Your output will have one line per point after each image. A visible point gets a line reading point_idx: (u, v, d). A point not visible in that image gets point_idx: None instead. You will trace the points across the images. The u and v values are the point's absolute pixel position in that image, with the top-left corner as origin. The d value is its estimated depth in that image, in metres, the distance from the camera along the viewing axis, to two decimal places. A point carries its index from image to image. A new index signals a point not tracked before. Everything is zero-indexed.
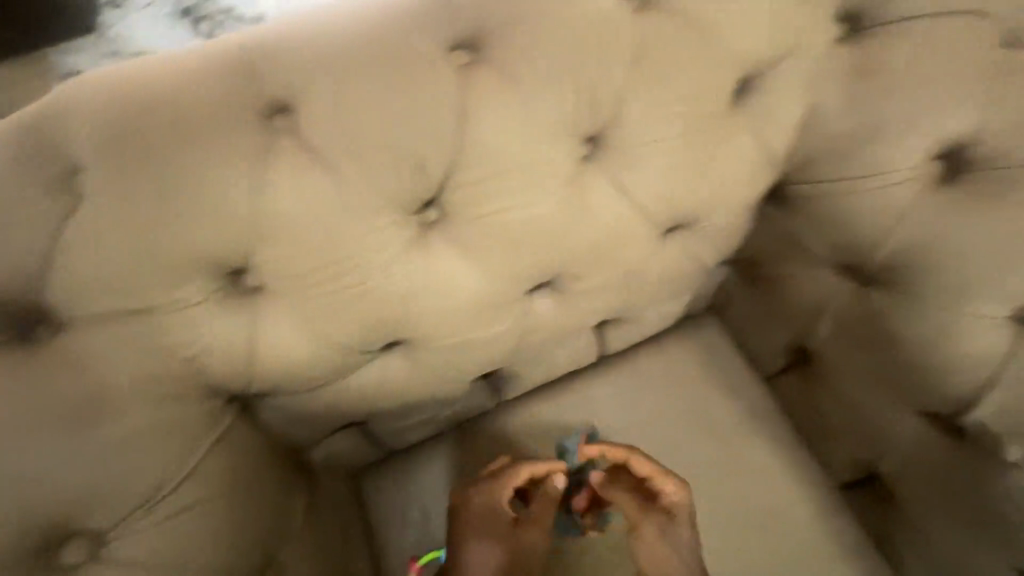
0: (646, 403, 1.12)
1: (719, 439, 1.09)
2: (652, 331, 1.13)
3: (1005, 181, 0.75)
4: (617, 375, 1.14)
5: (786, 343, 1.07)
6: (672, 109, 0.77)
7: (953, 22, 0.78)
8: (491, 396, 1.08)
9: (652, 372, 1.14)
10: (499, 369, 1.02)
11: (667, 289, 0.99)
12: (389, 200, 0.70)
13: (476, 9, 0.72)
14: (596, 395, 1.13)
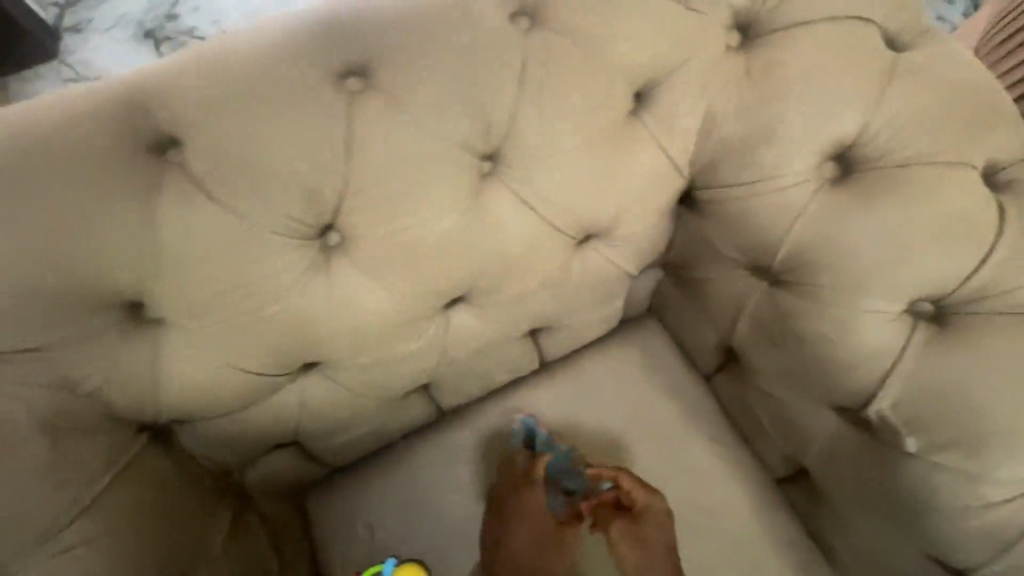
0: (583, 407, 1.14)
1: (655, 439, 1.12)
2: (590, 337, 1.15)
3: (888, 179, 0.78)
4: (555, 381, 1.16)
5: (715, 342, 1.09)
6: (567, 124, 0.79)
7: (835, 29, 0.81)
8: (429, 409, 1.09)
9: (590, 377, 1.16)
10: (431, 383, 1.03)
11: (590, 296, 1.01)
12: (288, 226, 0.72)
13: (364, 36, 0.74)
14: (535, 402, 1.15)
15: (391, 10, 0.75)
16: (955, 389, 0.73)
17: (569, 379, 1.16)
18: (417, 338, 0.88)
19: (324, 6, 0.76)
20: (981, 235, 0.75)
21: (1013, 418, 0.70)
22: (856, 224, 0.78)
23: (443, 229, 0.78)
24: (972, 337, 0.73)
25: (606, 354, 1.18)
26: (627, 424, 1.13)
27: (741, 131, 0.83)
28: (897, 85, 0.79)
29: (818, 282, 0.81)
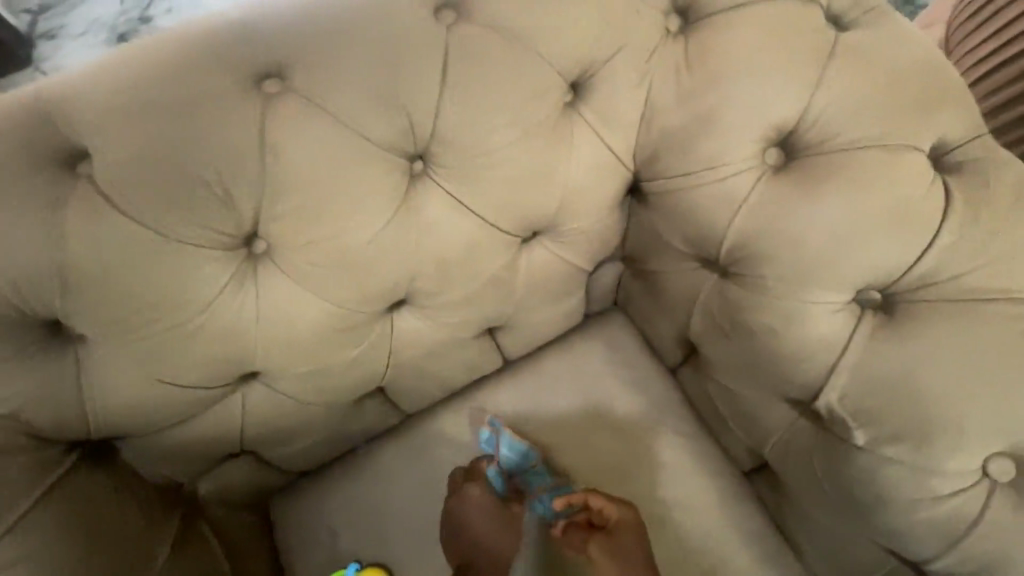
0: (546, 406, 1.12)
1: (620, 436, 1.09)
2: (551, 334, 1.13)
3: (831, 165, 0.75)
4: (518, 380, 1.14)
5: (676, 336, 1.07)
6: (498, 119, 0.77)
7: (774, 10, 0.78)
8: (388, 413, 1.07)
9: (552, 375, 1.14)
10: (385, 387, 1.01)
11: (543, 293, 0.99)
12: (209, 237, 0.70)
13: (280, 37, 0.72)
14: (497, 401, 1.13)
15: (310, 9, 0.73)
16: (901, 380, 0.71)
17: (530, 379, 1.14)
18: (361, 343, 0.86)
19: (243, 8, 0.74)
20: (926, 219, 0.72)
21: (959, 407, 0.69)
22: (800, 212, 0.76)
23: (375, 232, 0.76)
24: (918, 325, 0.71)
25: (569, 351, 1.16)
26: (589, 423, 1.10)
27: (683, 119, 0.81)
28: (839, 64, 0.76)
29: (764, 274, 0.79)
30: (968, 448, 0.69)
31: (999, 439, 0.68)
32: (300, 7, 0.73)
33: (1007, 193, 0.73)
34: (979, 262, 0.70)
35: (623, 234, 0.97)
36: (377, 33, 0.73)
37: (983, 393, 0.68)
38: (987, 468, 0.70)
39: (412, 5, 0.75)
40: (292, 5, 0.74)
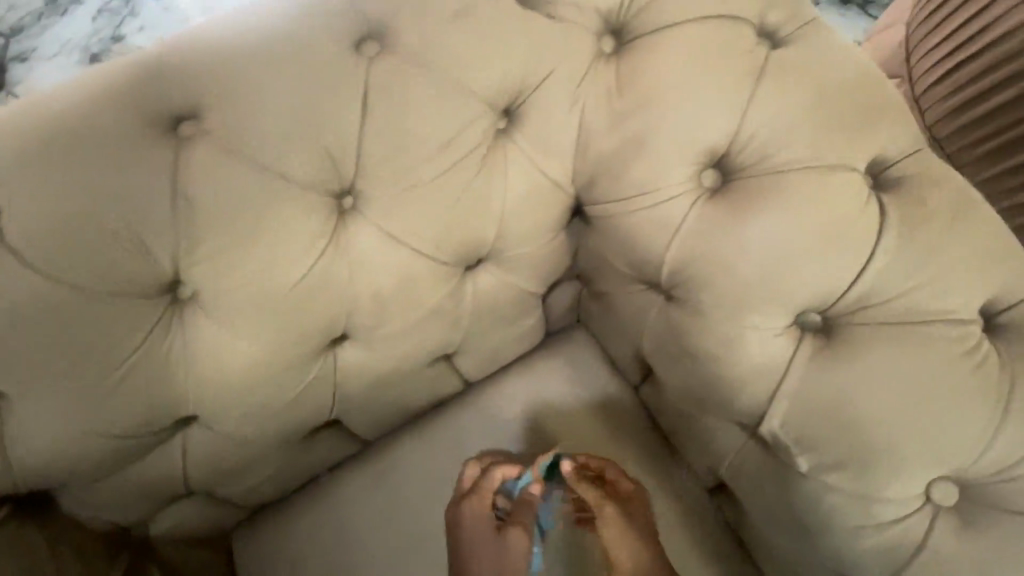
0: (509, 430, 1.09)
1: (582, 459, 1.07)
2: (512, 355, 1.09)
3: (762, 188, 0.74)
4: (478, 403, 1.10)
5: (634, 355, 1.04)
6: (424, 152, 0.75)
7: (703, 30, 0.77)
8: (344, 444, 1.05)
9: (511, 397, 1.11)
10: (338, 420, 0.99)
11: (493, 319, 0.97)
12: (128, 285, 0.68)
13: (194, 78, 0.70)
14: (458, 425, 1.09)
15: (227, 46, 0.71)
16: (840, 405, 0.70)
17: (491, 404, 1.11)
18: (301, 380, 0.84)
19: (159, 46, 0.73)
20: (859, 241, 0.71)
21: (897, 432, 0.68)
22: (738, 235, 0.74)
23: (304, 271, 0.75)
24: (856, 349, 0.70)
25: (529, 372, 1.13)
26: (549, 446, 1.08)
27: (617, 143, 0.79)
28: (771, 83, 0.75)
29: (703, 299, 0.77)
30: (908, 473, 0.68)
31: (940, 464, 0.67)
32: (216, 43, 0.72)
33: (943, 212, 0.72)
34: (914, 284, 0.69)
35: (573, 252, 0.95)
36: (296, 69, 0.71)
37: (921, 418, 0.67)
38: (930, 493, 0.69)
39: (332, 37, 0.73)
40: (209, 41, 0.72)
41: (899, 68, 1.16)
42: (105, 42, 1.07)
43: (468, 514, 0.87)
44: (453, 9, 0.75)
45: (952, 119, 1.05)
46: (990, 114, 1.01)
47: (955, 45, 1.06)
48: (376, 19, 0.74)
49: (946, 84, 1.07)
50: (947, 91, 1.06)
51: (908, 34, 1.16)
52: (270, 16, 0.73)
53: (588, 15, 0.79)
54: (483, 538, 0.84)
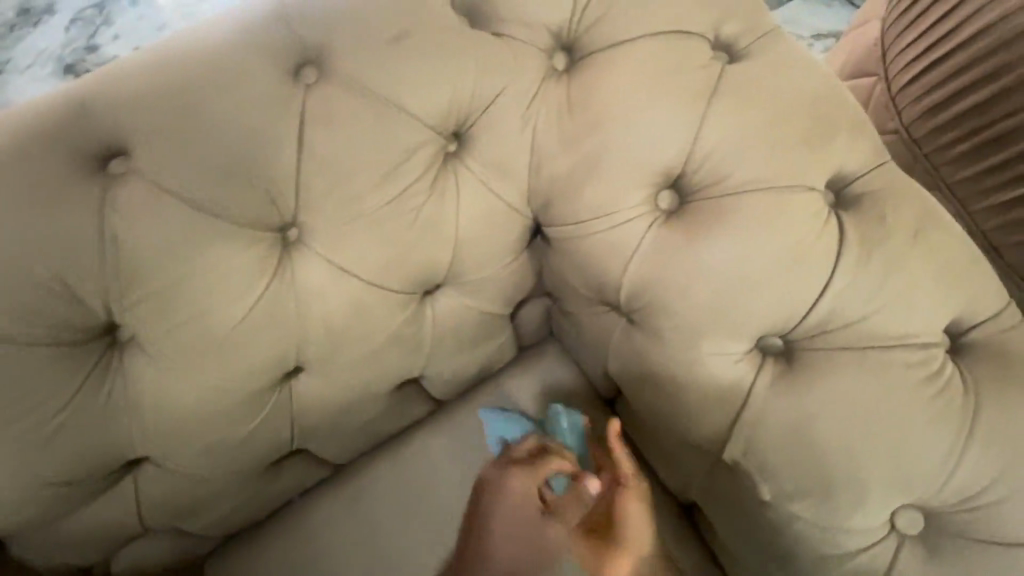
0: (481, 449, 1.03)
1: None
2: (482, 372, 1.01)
3: (718, 210, 0.71)
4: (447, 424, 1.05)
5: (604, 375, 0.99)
6: (368, 181, 0.73)
7: (656, 46, 0.74)
8: (309, 471, 0.99)
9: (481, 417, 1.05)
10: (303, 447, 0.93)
11: (456, 343, 0.92)
12: (59, 334, 0.66)
13: (123, 112, 0.68)
14: (429, 445, 1.04)
15: (158, 77, 0.69)
16: (801, 432, 0.68)
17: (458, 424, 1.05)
18: (252, 419, 0.82)
19: (89, 80, 0.70)
20: (818, 264, 0.68)
21: (859, 461, 0.66)
22: (696, 258, 0.71)
23: (247, 309, 0.72)
24: (817, 375, 0.68)
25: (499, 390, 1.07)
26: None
27: (571, 164, 0.77)
28: (727, 100, 0.72)
29: (662, 325, 0.75)
30: (872, 503, 0.66)
31: (904, 493, 0.65)
32: (146, 75, 0.69)
33: (907, 229, 0.69)
34: (876, 307, 0.67)
35: (537, 271, 0.92)
36: (231, 100, 0.69)
37: (883, 446, 0.65)
38: (895, 521, 0.67)
39: (268, 66, 0.70)
40: (139, 73, 0.69)
41: (874, 66, 1.13)
42: (79, 52, 1.05)
43: (512, 495, 0.73)
44: (394, 32, 0.72)
45: (929, 119, 1.02)
46: (964, 114, 0.98)
47: (929, 43, 1.02)
48: (314, 46, 0.72)
49: (919, 85, 1.03)
50: (921, 92, 1.03)
51: (883, 33, 1.12)
52: (205, 46, 0.71)
53: (538, 33, 0.76)
54: (518, 524, 0.71)
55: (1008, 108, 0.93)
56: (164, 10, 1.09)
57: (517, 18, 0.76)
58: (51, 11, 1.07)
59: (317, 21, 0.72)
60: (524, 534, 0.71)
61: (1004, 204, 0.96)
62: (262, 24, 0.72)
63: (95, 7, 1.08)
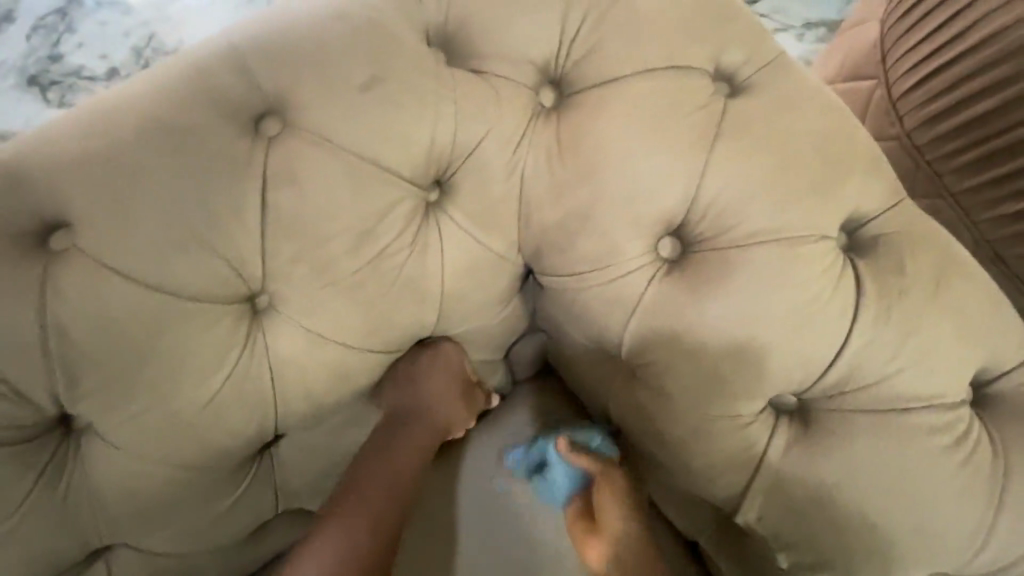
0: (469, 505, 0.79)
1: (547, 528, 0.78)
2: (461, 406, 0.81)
3: (722, 261, 0.66)
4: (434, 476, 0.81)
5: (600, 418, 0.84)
6: (343, 240, 0.66)
7: (650, 82, 0.68)
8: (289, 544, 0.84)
9: (465, 467, 0.82)
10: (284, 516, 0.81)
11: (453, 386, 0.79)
12: (5, 434, 0.60)
13: (60, 176, 0.60)
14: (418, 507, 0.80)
15: (98, 136, 0.61)
16: (819, 500, 0.64)
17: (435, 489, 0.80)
18: (237, 488, 0.74)
19: (17, 140, 0.62)
20: (834, 319, 0.64)
21: (882, 531, 0.62)
22: (701, 314, 0.66)
23: (211, 391, 0.65)
24: (836, 440, 0.64)
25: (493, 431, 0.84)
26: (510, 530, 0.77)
27: (563, 213, 0.71)
28: (731, 142, 0.66)
29: (668, 382, 0.69)
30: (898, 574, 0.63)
31: (930, 563, 0.62)
32: (82, 134, 0.61)
33: (927, 278, 0.64)
34: (901, 365, 0.63)
35: (530, 313, 0.84)
36: (181, 161, 0.61)
37: (909, 515, 0.62)
38: None
39: (223, 119, 0.63)
40: (75, 132, 0.61)
41: (873, 70, 1.02)
42: (40, 60, 0.95)
43: (428, 385, 0.77)
44: (365, 76, 0.65)
45: (931, 129, 0.93)
46: (969, 124, 0.89)
47: (936, 46, 0.92)
48: (273, 92, 0.64)
49: (923, 91, 0.93)
50: (924, 99, 0.93)
51: (880, 36, 1.02)
52: (148, 97, 0.63)
53: (522, 69, 0.70)
54: (438, 397, 0.78)
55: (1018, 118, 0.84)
56: (131, 14, 1.00)
57: (499, 53, 0.69)
58: (11, 19, 0.97)
59: (275, 63, 0.64)
60: (442, 397, 0.78)
61: (1012, 217, 0.86)
62: (213, 67, 0.64)
63: (55, 11, 0.99)
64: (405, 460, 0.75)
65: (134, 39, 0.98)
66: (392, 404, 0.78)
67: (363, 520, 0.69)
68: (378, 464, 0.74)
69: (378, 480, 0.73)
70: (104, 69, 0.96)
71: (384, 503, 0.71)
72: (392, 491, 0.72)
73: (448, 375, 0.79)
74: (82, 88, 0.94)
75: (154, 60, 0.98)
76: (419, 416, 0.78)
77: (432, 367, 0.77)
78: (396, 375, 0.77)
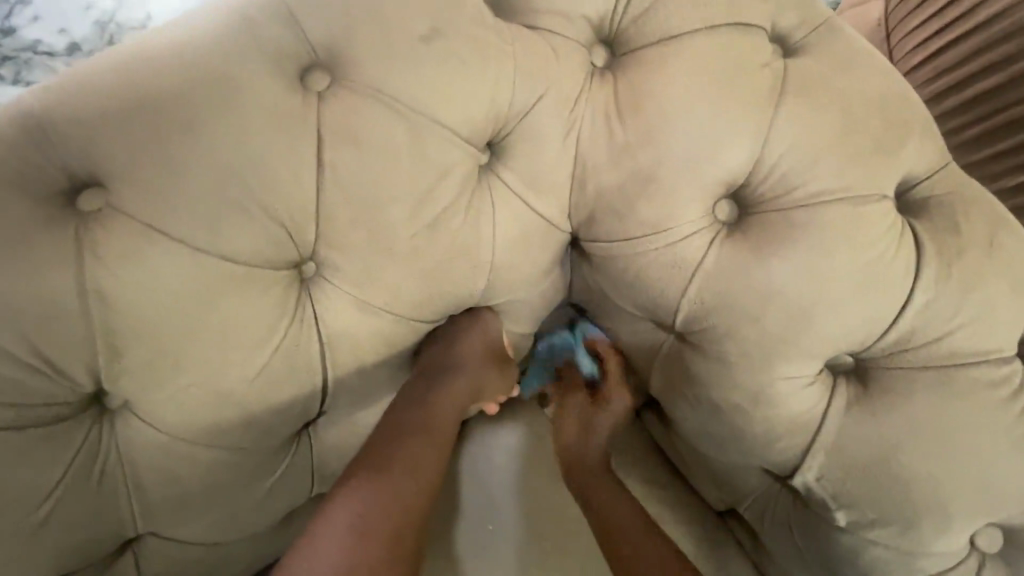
0: (473, 493, 0.78)
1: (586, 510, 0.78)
2: (495, 383, 0.79)
3: (784, 224, 0.66)
4: (465, 457, 0.80)
5: (638, 391, 0.83)
6: (396, 203, 0.63)
7: (707, 42, 0.67)
8: None
9: (468, 451, 0.81)
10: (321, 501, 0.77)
11: (489, 362, 0.76)
12: (36, 413, 0.55)
13: (90, 132, 0.55)
14: (457, 487, 0.78)
15: (131, 86, 0.56)
16: (880, 458, 0.66)
17: (475, 469, 0.79)
18: (273, 473, 0.69)
19: (35, 93, 0.57)
20: (894, 279, 0.64)
21: (940, 483, 0.64)
22: (764, 277, 0.66)
23: (261, 364, 0.61)
24: (896, 398, 0.65)
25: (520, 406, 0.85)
26: (551, 510, 0.77)
27: (621, 177, 0.69)
28: (791, 104, 0.66)
29: (728, 348, 0.68)
30: (955, 526, 0.65)
31: (986, 514, 0.65)
32: (113, 84, 0.56)
33: (980, 240, 0.66)
34: (958, 324, 0.65)
35: (570, 285, 0.81)
36: (230, 118, 0.57)
37: (966, 468, 0.64)
38: (976, 543, 0.67)
39: (269, 73, 0.59)
40: (102, 82, 0.56)
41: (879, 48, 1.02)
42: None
43: (464, 354, 0.74)
44: (423, 29, 0.62)
45: (934, 107, 0.93)
46: (973, 100, 0.89)
47: (942, 24, 0.94)
48: (323, 46, 0.61)
49: (928, 67, 0.94)
50: (929, 75, 0.94)
51: (884, 16, 1.03)
52: (184, 47, 0.58)
53: (577, 27, 0.67)
54: (468, 370, 0.74)
55: (1018, 95, 0.85)
56: None
57: (555, 9, 0.67)
58: None
59: (324, 14, 0.61)
60: (472, 370, 0.74)
61: (1010, 190, 0.85)
62: (254, 17, 0.60)
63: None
64: (438, 429, 0.70)
65: (96, 14, 0.90)
66: (418, 372, 0.74)
67: (386, 493, 0.62)
68: (407, 437, 0.68)
69: (407, 455, 0.66)
70: (63, 44, 0.88)
71: (413, 483, 0.64)
72: (421, 469, 0.66)
73: (480, 347, 0.75)
74: (39, 65, 0.87)
75: (119, 35, 0.90)
76: (447, 389, 0.73)
77: (467, 339, 0.74)
78: (430, 340, 0.74)
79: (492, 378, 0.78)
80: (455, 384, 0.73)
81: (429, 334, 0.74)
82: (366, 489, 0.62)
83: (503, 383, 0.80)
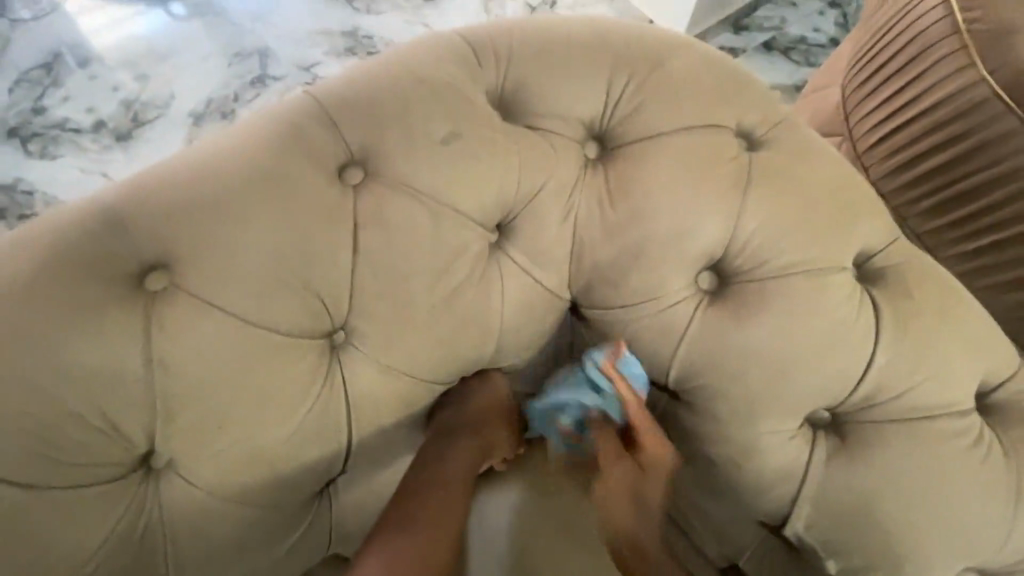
0: (487, 553, 0.80)
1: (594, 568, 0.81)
2: (506, 439, 0.84)
3: (758, 293, 0.75)
4: (476, 516, 0.82)
5: None
6: (417, 279, 0.72)
7: (683, 139, 0.78)
8: None
9: (477, 511, 0.82)
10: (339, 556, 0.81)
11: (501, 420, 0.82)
12: (93, 472, 0.61)
13: (160, 223, 0.64)
14: (472, 548, 0.80)
15: (196, 183, 0.66)
16: (861, 507, 0.71)
17: (486, 527, 0.81)
18: (298, 529, 0.74)
19: (113, 187, 0.66)
20: (859, 341, 0.73)
21: (917, 530, 0.70)
22: (744, 339, 0.74)
23: (294, 425, 0.68)
24: (870, 449, 0.72)
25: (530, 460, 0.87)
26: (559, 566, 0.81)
27: (614, 252, 0.78)
28: (757, 190, 0.77)
29: (717, 404, 0.76)
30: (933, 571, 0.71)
31: (959, 559, 0.71)
32: (181, 181, 0.66)
33: (932, 305, 0.75)
34: (920, 380, 0.72)
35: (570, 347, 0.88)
36: (278, 209, 0.67)
37: (938, 515, 0.70)
38: None
39: (312, 171, 0.69)
40: (171, 179, 0.66)
41: (840, 126, 1.17)
42: (26, 114, 1.25)
43: (476, 413, 0.80)
44: (442, 132, 0.73)
45: (896, 177, 1.05)
46: (928, 173, 1.01)
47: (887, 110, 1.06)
48: (358, 146, 0.72)
49: (882, 147, 1.07)
50: (886, 152, 1.06)
51: (843, 100, 1.17)
52: (240, 150, 0.69)
53: (573, 126, 0.79)
54: (479, 428, 0.80)
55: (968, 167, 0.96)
56: (120, 76, 1.31)
57: (554, 113, 0.79)
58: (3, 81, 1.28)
59: (359, 121, 0.72)
60: (483, 428, 0.81)
61: (969, 252, 0.99)
62: (300, 124, 0.71)
63: (41, 68, 1.30)
64: (454, 485, 0.76)
65: (124, 95, 1.29)
66: (434, 433, 0.80)
67: (408, 549, 0.69)
68: (426, 494, 0.74)
69: (427, 511, 0.73)
70: (88, 121, 1.25)
71: (433, 538, 0.71)
72: (440, 524, 0.72)
73: (491, 407, 0.82)
74: (66, 140, 1.23)
75: (140, 112, 1.28)
76: (462, 447, 0.79)
77: (479, 400, 0.81)
78: (443, 403, 0.81)
79: (501, 436, 0.83)
80: (467, 442, 0.79)
81: (442, 396, 0.80)
82: (392, 545, 0.69)
83: (512, 440, 0.85)
